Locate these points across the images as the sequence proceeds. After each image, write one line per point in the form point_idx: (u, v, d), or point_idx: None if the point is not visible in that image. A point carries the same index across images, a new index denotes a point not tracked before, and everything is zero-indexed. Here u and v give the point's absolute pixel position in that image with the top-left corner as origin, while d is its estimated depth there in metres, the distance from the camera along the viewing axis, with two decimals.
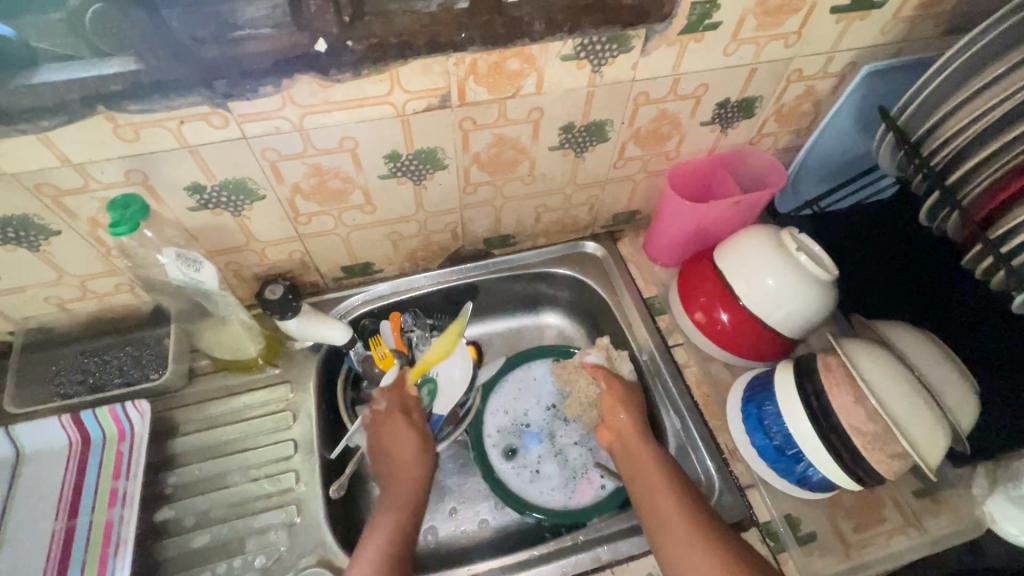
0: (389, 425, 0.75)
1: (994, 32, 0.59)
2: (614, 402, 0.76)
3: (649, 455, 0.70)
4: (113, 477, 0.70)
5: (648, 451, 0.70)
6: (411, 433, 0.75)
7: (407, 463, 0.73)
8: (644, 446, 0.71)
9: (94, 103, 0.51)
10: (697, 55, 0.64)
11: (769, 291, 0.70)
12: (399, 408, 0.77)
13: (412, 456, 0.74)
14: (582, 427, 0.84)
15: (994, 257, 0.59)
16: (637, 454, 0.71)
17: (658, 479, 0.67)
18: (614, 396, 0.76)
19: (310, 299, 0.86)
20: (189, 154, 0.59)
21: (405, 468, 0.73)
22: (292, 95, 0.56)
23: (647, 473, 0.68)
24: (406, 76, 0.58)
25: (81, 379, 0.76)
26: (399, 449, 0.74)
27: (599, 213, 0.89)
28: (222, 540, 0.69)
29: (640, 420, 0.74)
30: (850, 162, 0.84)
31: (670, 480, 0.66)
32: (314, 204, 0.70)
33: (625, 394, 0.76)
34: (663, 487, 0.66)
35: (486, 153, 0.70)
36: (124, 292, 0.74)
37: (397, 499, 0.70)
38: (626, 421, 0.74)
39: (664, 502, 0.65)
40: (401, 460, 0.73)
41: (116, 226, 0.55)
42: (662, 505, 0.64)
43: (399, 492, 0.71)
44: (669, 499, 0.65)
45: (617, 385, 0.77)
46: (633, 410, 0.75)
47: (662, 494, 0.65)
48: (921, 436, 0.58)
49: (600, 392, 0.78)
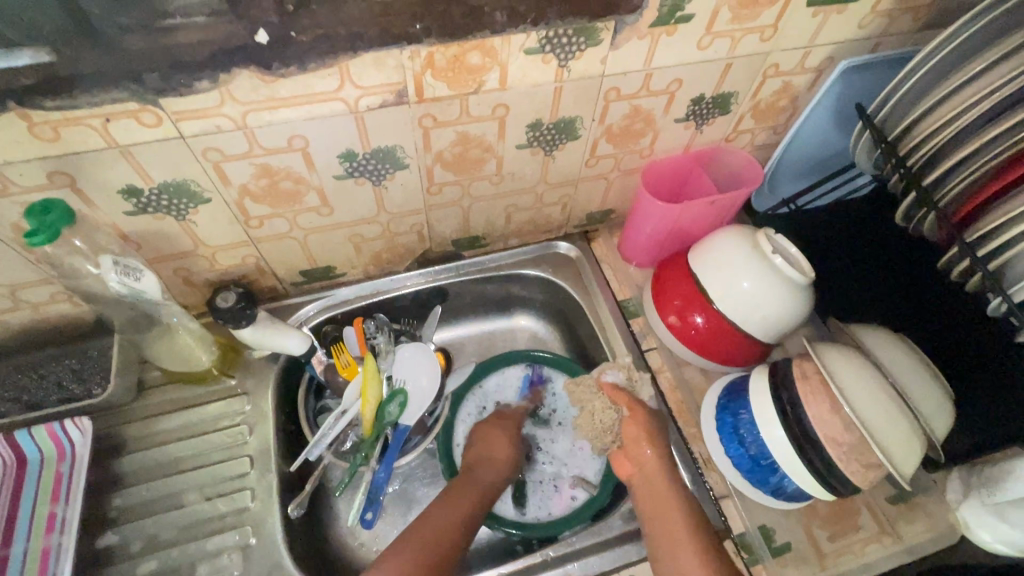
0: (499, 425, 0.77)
1: (976, 25, 0.57)
2: (639, 436, 0.69)
3: (674, 503, 0.64)
4: (51, 501, 0.65)
5: (671, 497, 0.65)
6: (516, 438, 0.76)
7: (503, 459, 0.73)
8: (667, 490, 0.65)
9: (3, 98, 0.46)
10: (670, 49, 0.61)
11: (745, 294, 0.68)
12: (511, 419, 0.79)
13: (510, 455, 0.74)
14: (562, 438, 0.82)
15: (970, 261, 0.57)
16: (662, 500, 0.65)
17: (681, 534, 0.61)
18: (637, 426, 0.70)
19: (268, 305, 0.81)
20: (120, 154, 0.54)
21: (496, 461, 0.73)
22: (231, 91, 0.51)
23: (669, 523, 0.63)
24: (356, 70, 0.53)
25: (16, 397, 0.71)
26: (498, 445, 0.74)
27: (572, 213, 0.86)
28: (172, 566, 0.65)
29: (661, 454, 0.68)
30: (827, 160, 0.83)
31: (694, 537, 0.61)
32: (265, 207, 0.65)
33: (650, 424, 0.70)
34: (686, 543, 0.60)
35: (449, 152, 0.66)
36: (61, 301, 0.68)
37: (469, 485, 0.68)
38: (649, 458, 0.68)
39: (688, 561, 0.59)
40: (498, 451, 0.74)
41: (34, 235, 0.51)
42: (683, 563, 0.59)
43: (481, 479, 0.70)
44: (692, 560, 0.59)
45: (640, 414, 0.71)
46: (658, 445, 0.69)
47: (683, 552, 0.60)
48: (893, 445, 0.57)
49: (619, 420, 0.71)
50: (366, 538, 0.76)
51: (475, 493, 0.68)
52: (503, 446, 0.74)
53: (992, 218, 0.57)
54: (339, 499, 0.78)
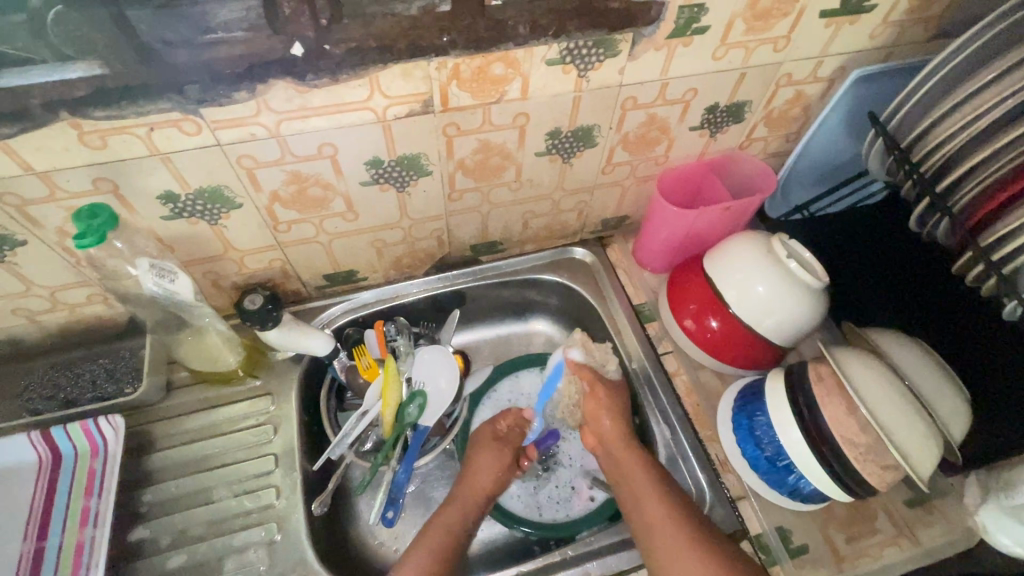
0: (483, 450, 0.75)
1: (977, 43, 0.59)
2: (597, 407, 0.74)
3: (635, 461, 0.70)
4: (85, 496, 0.67)
5: (631, 454, 0.70)
6: (498, 456, 0.74)
7: (480, 487, 0.73)
8: (626, 451, 0.71)
9: (58, 109, 0.49)
10: (686, 59, 0.63)
11: (760, 298, 0.69)
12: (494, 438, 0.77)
13: (487, 478, 0.73)
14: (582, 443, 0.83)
15: (984, 265, 0.58)
16: (623, 462, 0.70)
17: (644, 487, 0.67)
18: (596, 401, 0.74)
19: (292, 308, 0.83)
20: (161, 161, 0.56)
21: (470, 494, 0.72)
22: (268, 101, 0.54)
23: (632, 479, 0.68)
24: (386, 81, 0.56)
25: (52, 395, 0.73)
26: (475, 472, 0.73)
27: (588, 219, 0.88)
28: (200, 561, 0.66)
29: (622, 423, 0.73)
30: (840, 167, 0.84)
31: (657, 485, 0.67)
32: (294, 212, 0.68)
33: (609, 400, 0.74)
34: (650, 493, 0.66)
35: (471, 159, 0.69)
36: (97, 303, 0.71)
37: (440, 529, 0.68)
38: (608, 426, 0.73)
39: (652, 499, 0.65)
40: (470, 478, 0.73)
41: (82, 237, 0.53)
42: (650, 511, 0.65)
43: (466, 496, 0.72)
44: (657, 506, 0.65)
45: (600, 391, 0.75)
46: (614, 412, 0.74)
47: (648, 501, 0.66)
48: (912, 447, 0.57)
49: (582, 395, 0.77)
50: (385, 537, 0.77)
51: (449, 531, 0.68)
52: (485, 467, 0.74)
53: (1007, 223, 0.58)
54: (359, 500, 0.79)
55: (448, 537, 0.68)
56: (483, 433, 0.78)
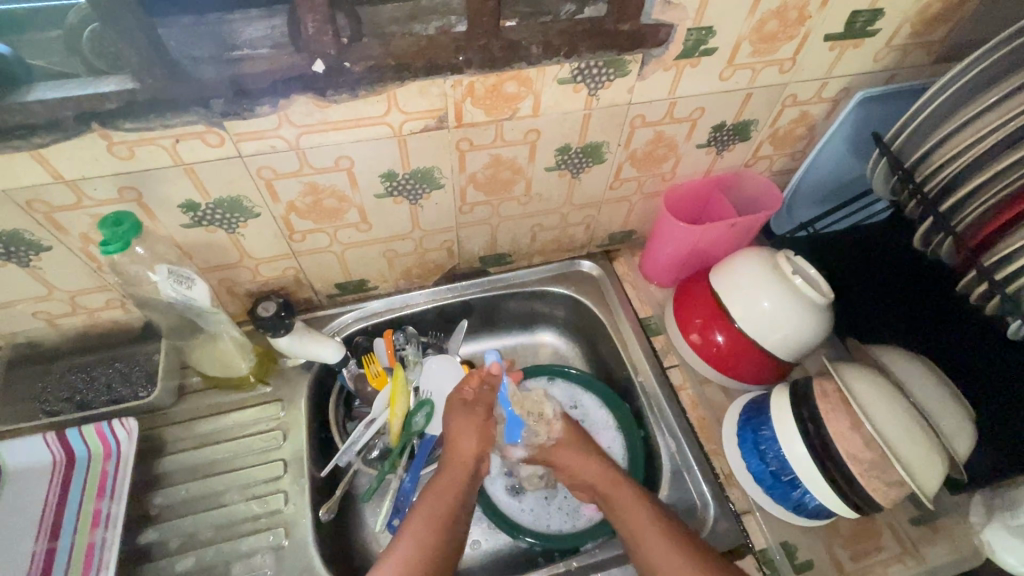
0: (461, 419, 0.75)
1: (974, 71, 0.61)
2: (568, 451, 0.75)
3: (626, 492, 0.69)
4: (97, 497, 0.68)
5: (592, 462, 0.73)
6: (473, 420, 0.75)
7: (462, 450, 0.73)
8: (614, 487, 0.70)
9: (89, 120, 0.51)
10: (694, 79, 0.65)
11: (765, 313, 0.70)
12: (462, 402, 0.77)
13: (468, 442, 0.73)
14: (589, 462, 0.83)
15: (987, 284, 0.59)
16: (614, 494, 0.70)
17: (645, 525, 0.65)
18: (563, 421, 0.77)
19: (303, 315, 0.85)
20: (184, 171, 0.58)
21: (457, 458, 0.72)
22: (289, 115, 0.56)
23: (617, 493, 0.70)
24: (403, 97, 0.58)
25: (68, 397, 0.75)
26: (456, 438, 0.74)
27: (595, 233, 0.89)
28: (207, 564, 0.67)
29: None
30: (844, 186, 0.85)
31: (660, 525, 0.64)
32: (309, 222, 0.70)
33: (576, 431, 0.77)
34: (654, 534, 0.64)
35: (482, 173, 0.70)
36: (115, 307, 0.73)
37: (434, 496, 0.68)
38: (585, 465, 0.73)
39: (630, 507, 0.67)
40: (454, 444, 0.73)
41: (107, 244, 0.55)
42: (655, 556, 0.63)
43: (455, 462, 0.72)
44: (662, 551, 0.62)
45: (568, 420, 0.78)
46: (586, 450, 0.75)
47: (651, 543, 0.63)
48: (918, 464, 0.58)
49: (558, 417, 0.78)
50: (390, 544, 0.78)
51: (445, 496, 0.68)
52: (464, 430, 0.74)
53: (1010, 243, 0.59)
54: (365, 507, 0.80)
55: (444, 504, 0.67)
56: (451, 401, 0.77)
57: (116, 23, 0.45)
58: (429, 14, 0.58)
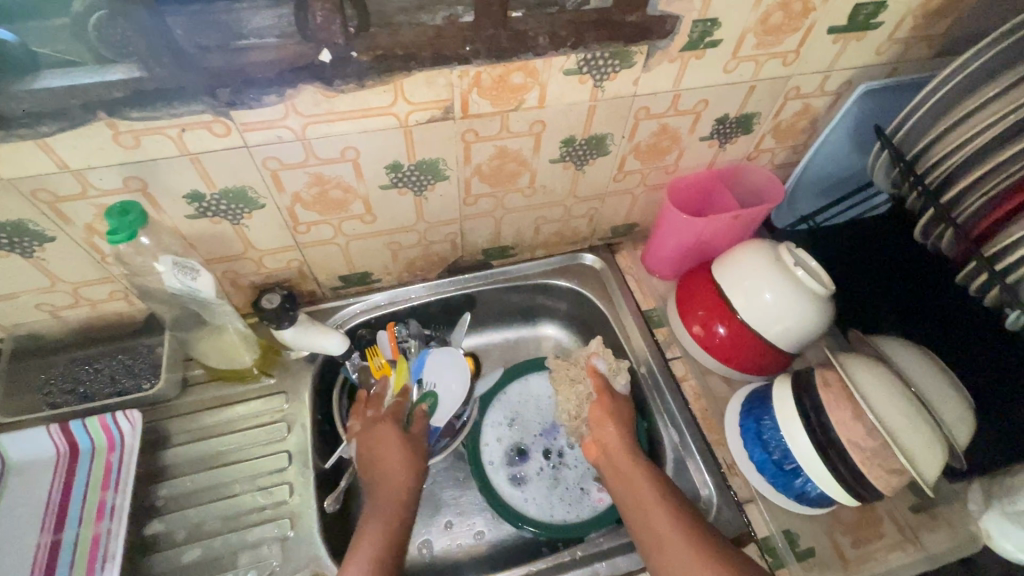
0: (383, 439, 0.74)
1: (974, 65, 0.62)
2: (601, 414, 0.76)
3: (630, 459, 0.71)
4: (101, 489, 0.68)
5: (610, 435, 0.74)
6: (403, 443, 0.74)
7: (395, 483, 0.71)
8: (629, 457, 0.71)
9: (96, 109, 0.51)
10: (698, 71, 0.65)
11: (767, 304, 0.71)
12: (387, 421, 0.75)
13: (399, 472, 0.72)
14: None
15: (987, 274, 0.59)
16: (628, 472, 0.70)
17: (654, 500, 0.66)
18: (602, 410, 0.76)
19: (307, 308, 0.85)
20: (190, 161, 0.58)
21: (388, 490, 0.70)
22: (295, 105, 0.56)
23: (620, 461, 0.72)
24: (410, 87, 0.58)
25: (72, 389, 0.75)
26: (387, 467, 0.72)
27: (598, 226, 0.89)
28: (214, 555, 0.67)
29: (623, 432, 0.74)
30: (846, 178, 0.86)
31: (659, 492, 0.66)
32: (314, 213, 0.70)
33: (614, 408, 0.77)
34: (653, 500, 0.66)
35: (487, 165, 0.70)
36: (118, 299, 0.73)
37: (373, 536, 0.65)
38: (615, 438, 0.74)
39: (636, 474, 0.69)
40: (383, 474, 0.72)
41: (114, 233, 0.55)
42: (661, 530, 0.63)
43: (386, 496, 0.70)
44: (666, 524, 0.63)
45: (607, 401, 0.77)
46: (621, 422, 0.75)
47: (657, 518, 0.64)
48: (919, 450, 0.58)
49: (591, 403, 0.78)
50: None
51: (382, 531, 0.66)
52: (393, 457, 0.73)
53: (1010, 234, 0.59)
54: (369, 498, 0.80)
55: (381, 546, 0.64)
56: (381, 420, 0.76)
57: (123, 10, 0.45)
58: (436, 5, 0.58)
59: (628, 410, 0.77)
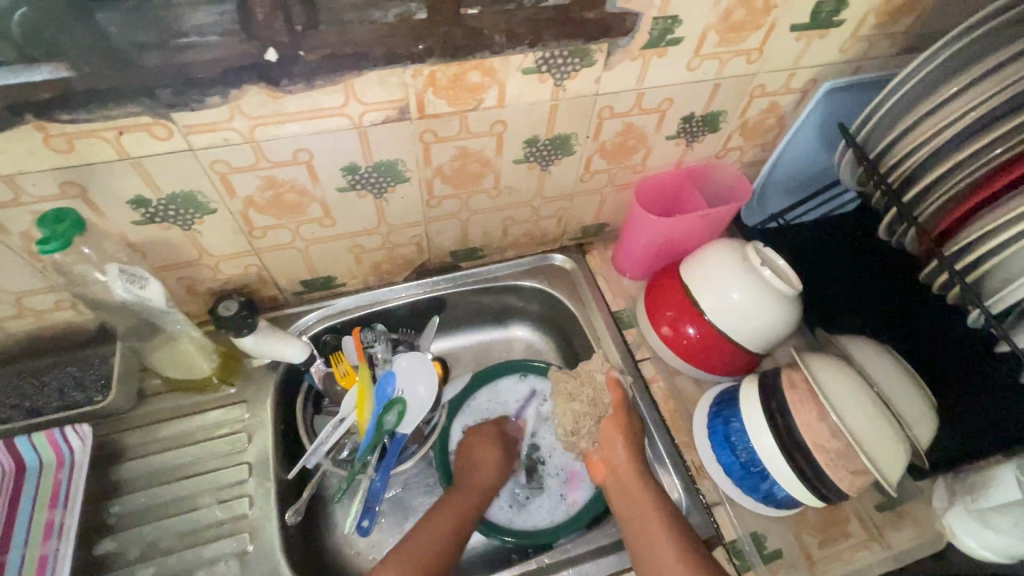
0: (483, 449, 0.78)
1: (933, 63, 0.62)
2: (613, 432, 0.73)
3: (637, 480, 0.69)
4: (49, 508, 0.65)
5: (620, 452, 0.71)
6: (503, 455, 0.78)
7: (481, 483, 0.75)
8: (637, 479, 0.69)
9: (22, 111, 0.48)
10: (661, 70, 0.64)
11: (734, 304, 0.70)
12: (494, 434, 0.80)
13: (493, 475, 0.76)
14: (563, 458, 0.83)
15: (948, 273, 0.60)
16: (634, 495, 0.68)
17: (654, 526, 0.64)
18: (616, 425, 0.73)
19: (269, 314, 0.82)
20: (131, 166, 0.56)
21: (475, 485, 0.74)
22: (241, 106, 0.54)
23: (627, 483, 0.69)
24: (361, 87, 0.56)
25: (17, 403, 0.72)
26: (482, 468, 0.76)
27: (567, 226, 0.88)
28: (170, 572, 0.65)
29: (626, 446, 0.72)
30: (814, 176, 0.85)
31: (659, 517, 0.65)
32: (269, 217, 0.67)
33: (627, 422, 0.73)
34: (655, 527, 0.64)
35: (449, 166, 0.69)
36: (64, 309, 0.70)
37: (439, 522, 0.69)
38: (625, 460, 0.71)
39: (642, 498, 0.67)
40: (476, 470, 0.76)
41: (46, 242, 0.52)
42: (664, 561, 0.62)
43: (472, 491, 0.74)
44: (669, 554, 0.62)
45: (622, 414, 0.74)
46: (631, 442, 0.72)
47: (664, 549, 0.62)
48: (880, 453, 0.58)
49: (600, 419, 0.74)
50: (362, 546, 0.77)
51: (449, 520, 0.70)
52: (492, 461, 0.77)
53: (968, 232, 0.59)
54: (335, 507, 0.79)
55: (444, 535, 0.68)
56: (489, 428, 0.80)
57: None
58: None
59: (637, 421, 0.75)
